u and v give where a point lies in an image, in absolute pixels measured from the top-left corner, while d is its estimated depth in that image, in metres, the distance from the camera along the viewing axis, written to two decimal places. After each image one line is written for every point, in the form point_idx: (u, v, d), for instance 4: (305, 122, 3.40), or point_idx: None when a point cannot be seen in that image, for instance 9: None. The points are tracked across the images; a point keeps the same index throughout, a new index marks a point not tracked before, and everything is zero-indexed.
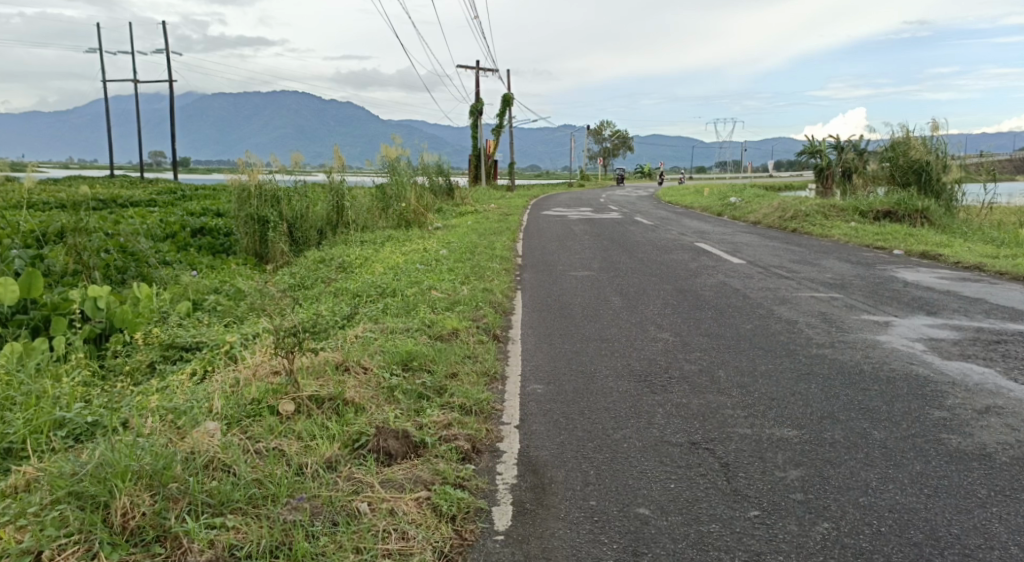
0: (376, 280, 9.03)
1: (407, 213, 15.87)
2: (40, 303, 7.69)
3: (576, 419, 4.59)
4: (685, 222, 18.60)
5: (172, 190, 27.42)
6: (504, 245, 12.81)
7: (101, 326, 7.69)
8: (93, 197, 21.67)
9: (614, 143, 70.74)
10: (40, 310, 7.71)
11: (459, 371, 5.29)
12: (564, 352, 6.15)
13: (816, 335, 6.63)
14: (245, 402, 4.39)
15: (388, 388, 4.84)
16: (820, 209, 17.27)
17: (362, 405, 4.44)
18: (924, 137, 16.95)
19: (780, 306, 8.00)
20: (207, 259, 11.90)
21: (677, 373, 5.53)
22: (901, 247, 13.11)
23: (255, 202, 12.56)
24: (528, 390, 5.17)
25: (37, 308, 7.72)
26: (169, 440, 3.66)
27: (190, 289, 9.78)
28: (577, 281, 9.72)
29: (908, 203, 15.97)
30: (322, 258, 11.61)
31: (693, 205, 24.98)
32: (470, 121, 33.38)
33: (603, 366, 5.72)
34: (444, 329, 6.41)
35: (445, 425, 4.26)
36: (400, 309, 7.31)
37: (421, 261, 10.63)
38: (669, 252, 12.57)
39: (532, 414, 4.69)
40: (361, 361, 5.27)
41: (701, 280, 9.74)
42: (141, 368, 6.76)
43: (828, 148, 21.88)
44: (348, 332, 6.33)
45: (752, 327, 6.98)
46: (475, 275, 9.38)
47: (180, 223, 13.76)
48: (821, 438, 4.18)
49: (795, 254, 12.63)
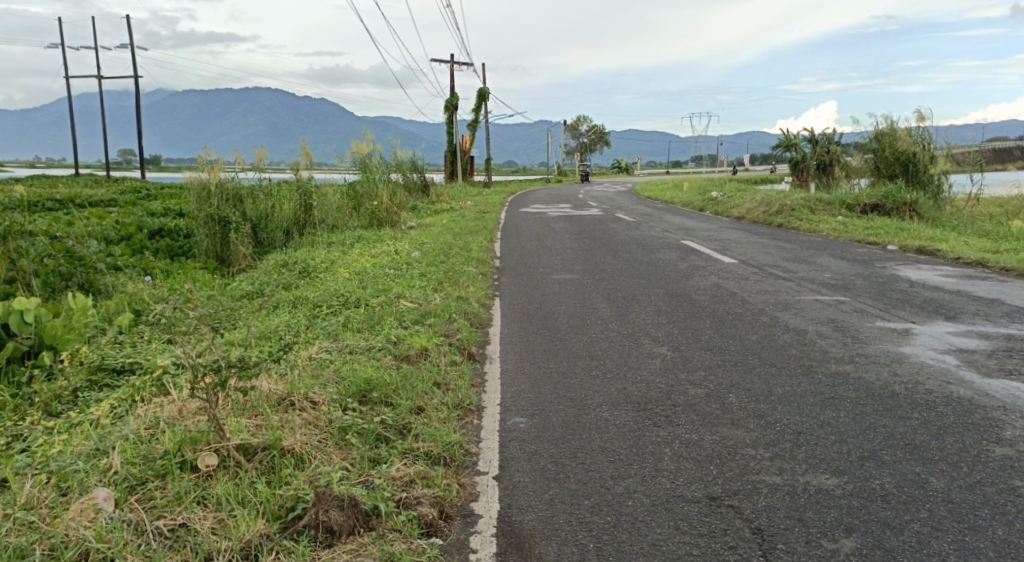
0: (339, 287, 8.16)
1: (378, 212, 14.86)
2: None
3: (567, 465, 3.80)
4: (668, 218, 17.84)
5: (135, 190, 26.12)
6: (481, 245, 11.98)
7: (29, 343, 6.69)
8: (46, 198, 20.42)
9: (591, 138, 69.88)
10: None
11: (426, 406, 4.44)
12: (549, 374, 5.33)
13: (832, 348, 5.85)
14: (155, 457, 3.58)
15: (339, 429, 4.02)
16: (805, 202, 16.52)
17: (304, 455, 3.67)
18: (908, 128, 16.37)
19: (784, 312, 7.22)
20: (163, 263, 10.90)
21: (681, 400, 4.73)
22: (895, 242, 12.47)
23: (215, 202, 11.60)
24: (510, 426, 4.35)
25: None
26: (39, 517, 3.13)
27: (139, 294, 8.78)
28: (561, 286, 8.91)
29: (896, 196, 15.29)
30: (284, 261, 10.68)
31: (674, 200, 24.27)
32: (445, 115, 32.44)
33: (595, 392, 4.90)
34: (411, 349, 5.57)
35: (407, 483, 3.47)
36: (363, 323, 6.43)
37: (390, 264, 9.78)
38: (655, 251, 11.80)
39: (515, 459, 3.90)
40: (309, 396, 4.44)
41: (692, 283, 8.97)
42: (62, 397, 5.76)
43: (802, 141, 21.11)
44: (298, 354, 5.47)
45: (758, 339, 6.19)
46: (449, 281, 8.53)
47: (136, 224, 12.75)
48: (869, 490, 3.41)
49: (787, 251, 11.90)
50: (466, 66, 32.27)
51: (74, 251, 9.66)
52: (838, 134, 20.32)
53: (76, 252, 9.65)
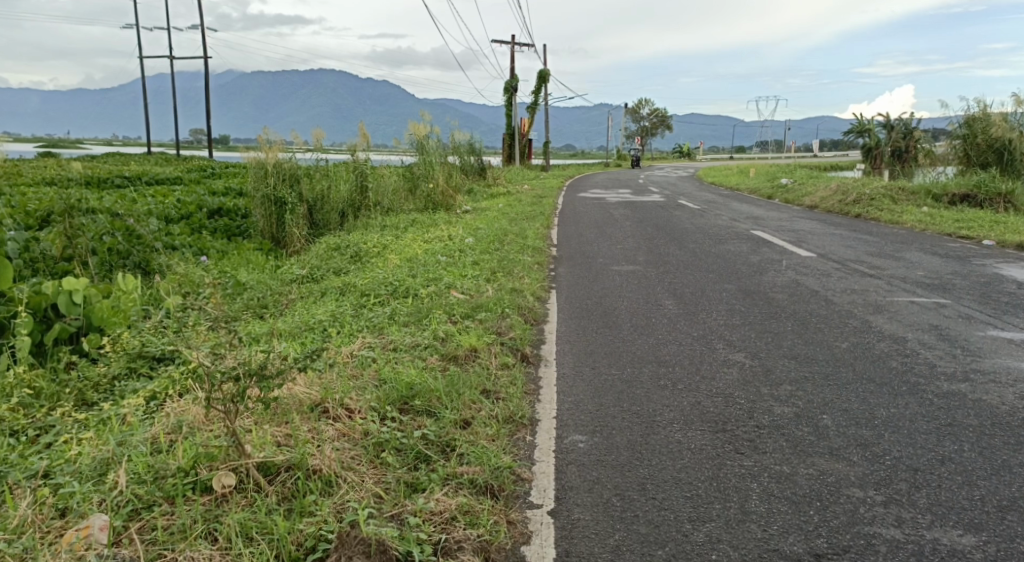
0: (388, 275, 7.70)
1: (434, 195, 14.40)
2: (8, 297, 5.94)
3: (635, 500, 3.25)
4: (735, 206, 16.95)
5: (199, 168, 26.22)
6: (538, 233, 11.38)
7: (77, 325, 6.11)
8: (114, 175, 20.59)
9: (653, 122, 68.12)
10: (7, 305, 5.96)
11: (473, 419, 3.91)
12: (611, 382, 4.74)
13: (940, 361, 5.13)
14: (165, 473, 3.11)
15: (374, 445, 3.51)
16: (886, 190, 15.38)
17: (333, 478, 3.17)
18: (1003, 113, 15.20)
19: (876, 316, 6.48)
20: (219, 243, 10.57)
21: (766, 420, 4.09)
22: (991, 236, 11.47)
23: (273, 181, 11.17)
24: (568, 445, 3.79)
25: (5, 302, 6.01)
26: (28, 547, 2.73)
27: (192, 275, 8.44)
28: (623, 279, 8.28)
29: (990, 186, 14.13)
30: (336, 244, 10.27)
31: (740, 186, 23.23)
32: (505, 98, 31.84)
33: (664, 407, 4.29)
34: (459, 348, 5.05)
35: (447, 520, 3.01)
36: (410, 317, 5.92)
37: (443, 251, 9.28)
38: (725, 242, 11.06)
39: (573, 489, 3.35)
40: (345, 402, 3.96)
41: (768, 278, 8.25)
42: (99, 386, 5.34)
43: (876, 127, 19.83)
44: (337, 351, 4.99)
45: (850, 347, 5.50)
46: (504, 271, 7.99)
47: (195, 203, 12.50)
48: (1017, 556, 2.89)
49: (871, 244, 10.99)
50: (528, 47, 31.49)
51: (133, 228, 9.35)
52: (918, 119, 19.09)
53: (135, 230, 9.32)
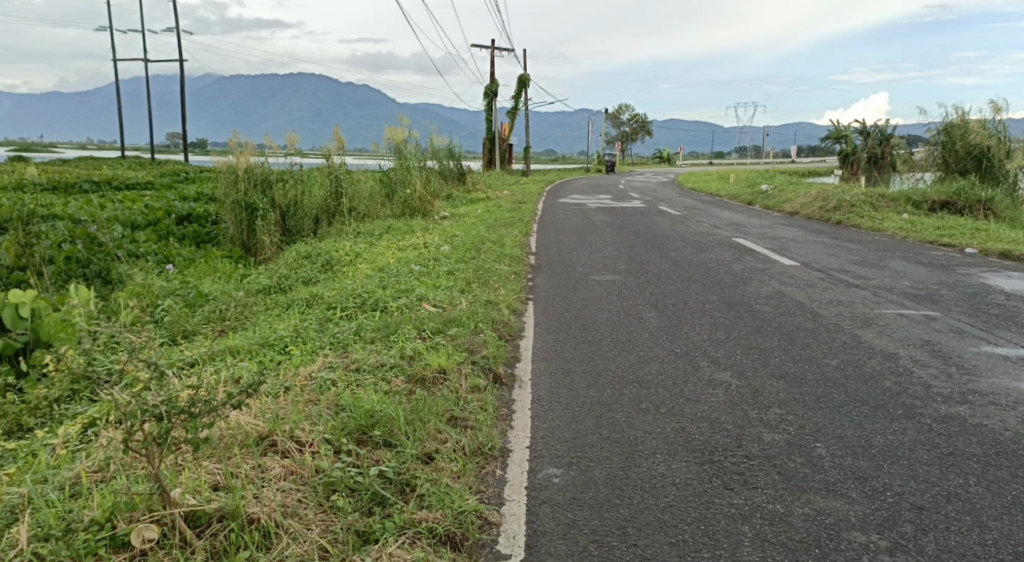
0: (358, 286, 7.33)
1: (412, 201, 14.02)
2: None
3: (615, 550, 2.94)
4: (716, 213, 16.71)
5: (176, 172, 25.54)
6: (516, 240, 11.06)
7: (21, 341, 5.68)
8: (84, 179, 19.90)
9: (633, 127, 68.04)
10: None
11: (438, 453, 3.57)
12: (589, 406, 4.40)
13: (934, 380, 4.86)
14: (78, 528, 2.75)
15: (324, 485, 3.15)
16: (866, 197, 15.19)
17: (272, 529, 2.84)
18: (981, 120, 15.10)
19: (865, 330, 6.21)
20: (186, 251, 10.14)
21: (755, 449, 3.78)
22: (973, 244, 11.28)
23: (243, 187, 10.74)
24: (542, 480, 3.46)
25: None
26: None
27: (152, 285, 8.01)
28: (602, 289, 7.96)
29: (969, 193, 13.99)
30: (306, 252, 9.87)
31: (721, 192, 23.04)
32: (484, 102, 31.51)
33: (646, 434, 3.96)
34: (427, 369, 4.70)
35: None
36: (378, 333, 5.55)
37: (416, 260, 8.92)
38: (707, 250, 10.80)
39: (545, 535, 3.04)
40: (296, 434, 3.59)
41: (752, 289, 7.97)
42: (38, 410, 4.92)
43: (852, 133, 19.63)
44: (295, 373, 4.62)
45: (841, 365, 5.20)
46: (480, 282, 7.65)
47: (164, 209, 12.03)
48: None
49: (854, 253, 10.76)
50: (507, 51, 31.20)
51: (95, 236, 8.89)
52: (894, 126, 19.01)
53: (96, 238, 8.87)
